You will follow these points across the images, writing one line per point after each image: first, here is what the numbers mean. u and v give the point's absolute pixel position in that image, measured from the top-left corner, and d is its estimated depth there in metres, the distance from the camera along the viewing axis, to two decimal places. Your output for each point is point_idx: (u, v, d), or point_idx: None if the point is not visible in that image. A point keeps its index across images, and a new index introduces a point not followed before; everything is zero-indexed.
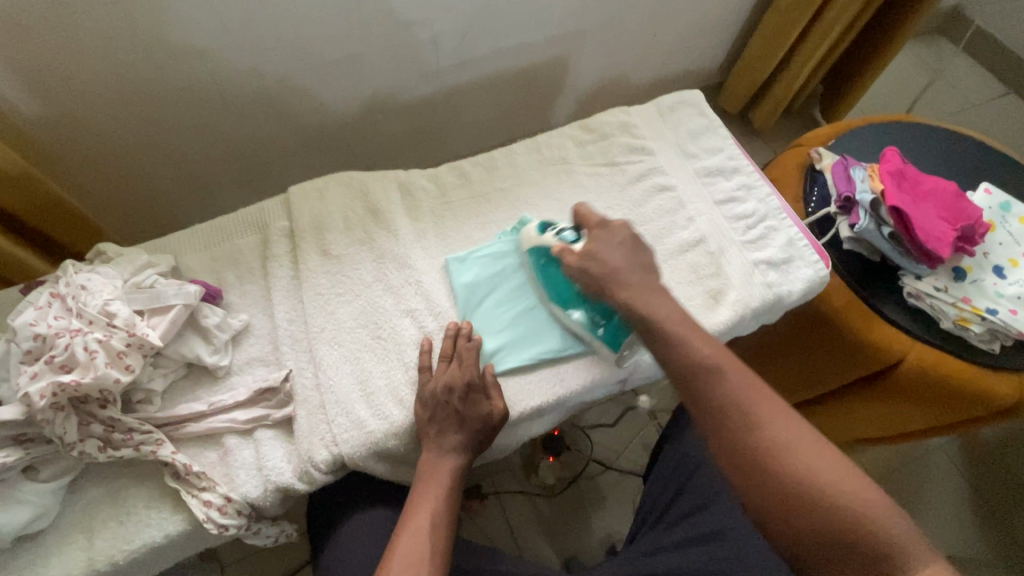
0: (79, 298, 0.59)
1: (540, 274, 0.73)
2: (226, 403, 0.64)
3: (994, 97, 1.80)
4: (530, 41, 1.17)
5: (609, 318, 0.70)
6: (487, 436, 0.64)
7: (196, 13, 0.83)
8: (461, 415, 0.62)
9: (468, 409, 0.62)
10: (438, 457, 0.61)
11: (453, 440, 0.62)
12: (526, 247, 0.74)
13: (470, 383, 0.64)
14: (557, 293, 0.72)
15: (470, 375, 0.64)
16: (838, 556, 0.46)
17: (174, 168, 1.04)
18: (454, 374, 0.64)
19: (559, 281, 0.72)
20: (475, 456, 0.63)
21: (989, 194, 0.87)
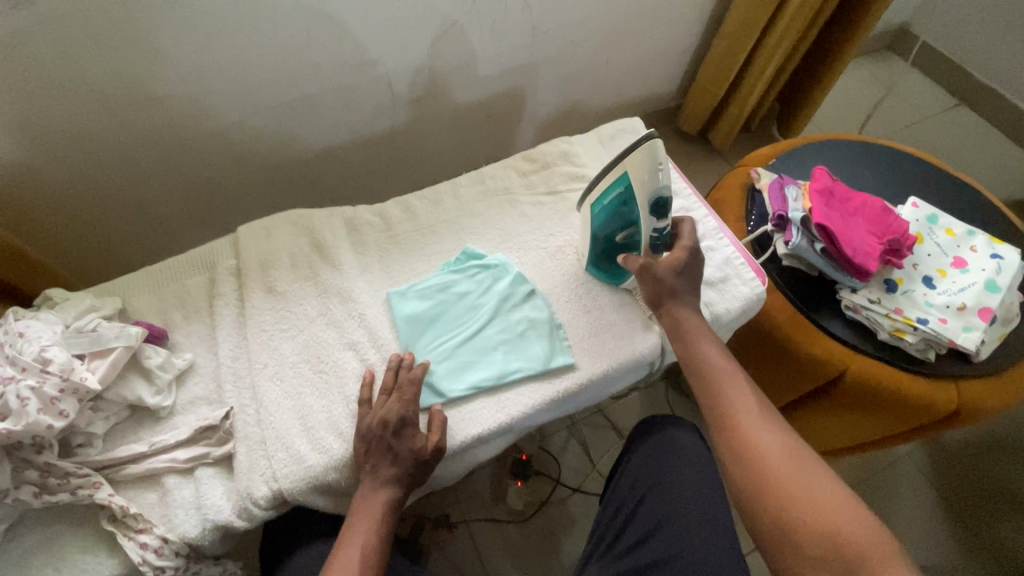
0: (16, 346, 0.60)
1: (615, 193, 0.69)
2: (168, 442, 0.65)
3: (945, 109, 1.86)
4: (482, 75, 1.22)
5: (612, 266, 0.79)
6: (422, 468, 0.64)
7: (146, 63, 0.86)
8: (393, 450, 0.63)
9: (400, 444, 0.63)
10: (372, 492, 0.62)
11: (386, 475, 0.63)
12: (631, 163, 0.66)
13: (404, 418, 0.64)
14: (603, 219, 0.73)
15: (403, 411, 0.65)
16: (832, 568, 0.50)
17: (134, 210, 1.06)
18: (389, 409, 0.65)
19: (614, 219, 0.72)
20: (410, 488, 0.64)
21: (916, 208, 0.91)
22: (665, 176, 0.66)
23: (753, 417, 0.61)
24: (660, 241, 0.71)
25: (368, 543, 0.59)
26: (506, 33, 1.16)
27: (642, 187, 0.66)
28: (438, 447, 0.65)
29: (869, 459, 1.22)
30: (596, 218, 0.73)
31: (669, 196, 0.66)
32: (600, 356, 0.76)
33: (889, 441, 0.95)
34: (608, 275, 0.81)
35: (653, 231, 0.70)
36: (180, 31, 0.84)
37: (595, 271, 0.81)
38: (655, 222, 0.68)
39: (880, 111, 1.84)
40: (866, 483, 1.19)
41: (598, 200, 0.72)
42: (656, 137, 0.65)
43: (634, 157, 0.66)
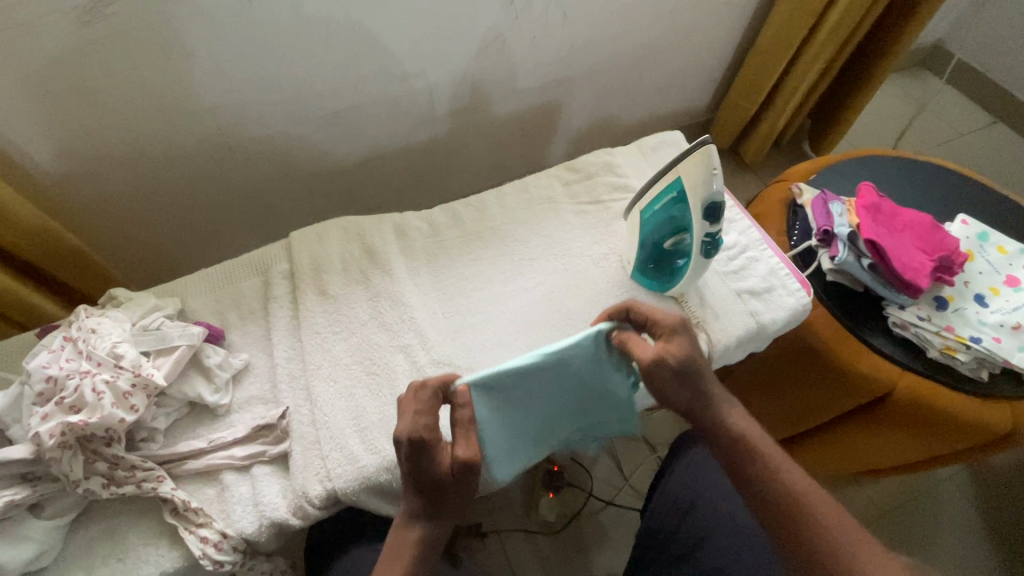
0: (89, 341, 0.63)
1: (666, 195, 0.71)
2: (225, 439, 0.67)
3: (980, 127, 1.84)
4: (521, 88, 1.25)
5: (654, 271, 0.79)
6: (454, 489, 0.57)
7: (209, 76, 0.90)
8: (414, 470, 0.56)
9: (417, 470, 0.56)
10: (405, 524, 0.58)
11: (415, 502, 0.58)
12: (686, 166, 0.67)
13: (413, 442, 0.54)
14: (652, 220, 0.74)
15: (410, 432, 0.54)
16: None
17: (184, 216, 1.09)
18: (413, 411, 0.56)
19: (661, 222, 0.73)
20: (443, 509, 0.58)
21: (966, 224, 0.90)
22: (718, 183, 0.66)
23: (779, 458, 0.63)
24: (712, 246, 0.71)
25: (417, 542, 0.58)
26: (546, 47, 1.18)
27: (695, 191, 0.67)
28: (467, 463, 0.56)
29: (910, 480, 1.19)
30: (648, 222, 0.75)
31: (721, 201, 0.66)
32: None
33: (936, 463, 0.93)
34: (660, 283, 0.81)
35: (705, 235, 0.69)
36: (241, 45, 0.88)
37: (642, 279, 0.82)
38: (705, 228, 0.69)
39: (914, 129, 1.82)
40: (906, 506, 1.16)
41: (648, 207, 0.74)
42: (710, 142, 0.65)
43: (688, 161, 0.67)
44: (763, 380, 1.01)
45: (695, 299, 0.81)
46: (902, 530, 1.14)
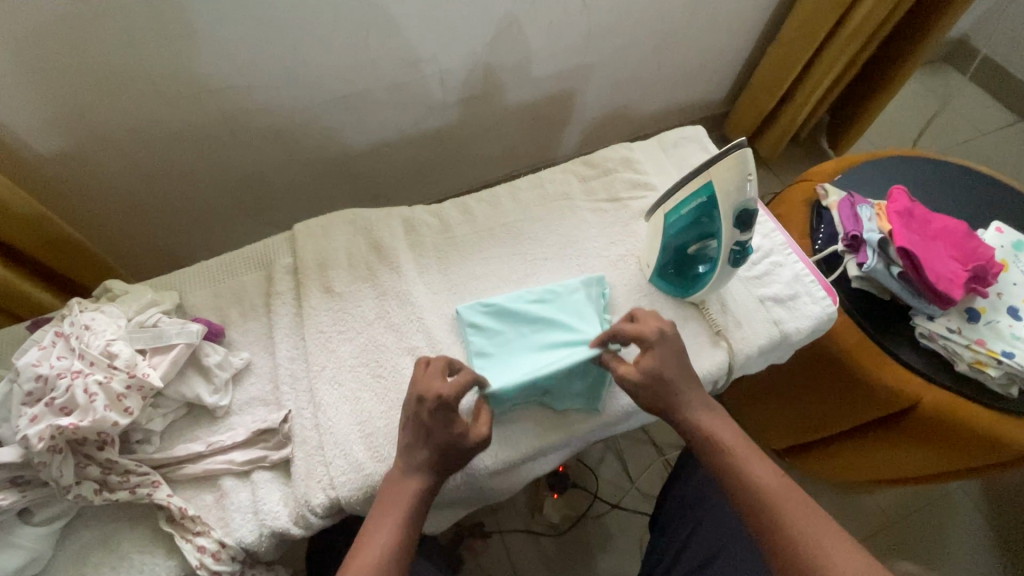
0: (82, 339, 0.60)
1: (689, 201, 0.67)
2: (225, 443, 0.64)
3: (1004, 126, 1.79)
4: (535, 76, 1.20)
5: (671, 272, 0.76)
6: (461, 454, 0.59)
7: (210, 57, 0.86)
8: (428, 428, 0.58)
9: (436, 425, 0.58)
10: (403, 477, 0.58)
11: (422, 457, 0.58)
12: (716, 173, 0.63)
13: (443, 399, 0.57)
14: (676, 225, 0.70)
15: (444, 390, 0.58)
16: None
17: (182, 203, 1.05)
18: (421, 384, 0.59)
19: (686, 227, 0.69)
20: (443, 476, 0.60)
21: (1001, 233, 0.86)
22: (753, 188, 0.63)
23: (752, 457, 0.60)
24: (741, 255, 0.68)
25: (394, 536, 0.54)
26: (562, 34, 1.13)
27: (727, 197, 0.63)
28: (483, 439, 0.59)
29: (923, 490, 1.16)
30: (675, 233, 0.71)
31: (754, 209, 0.64)
32: None
33: (953, 477, 0.90)
34: (672, 289, 0.78)
35: (736, 242, 0.67)
36: (244, 24, 0.83)
37: (656, 281, 0.79)
38: (737, 234, 0.65)
39: (935, 127, 1.77)
40: (918, 515, 1.13)
41: (675, 209, 0.70)
42: (746, 145, 0.61)
43: (721, 165, 0.63)
44: (778, 387, 0.99)
45: (716, 305, 0.78)
46: (913, 539, 1.11)
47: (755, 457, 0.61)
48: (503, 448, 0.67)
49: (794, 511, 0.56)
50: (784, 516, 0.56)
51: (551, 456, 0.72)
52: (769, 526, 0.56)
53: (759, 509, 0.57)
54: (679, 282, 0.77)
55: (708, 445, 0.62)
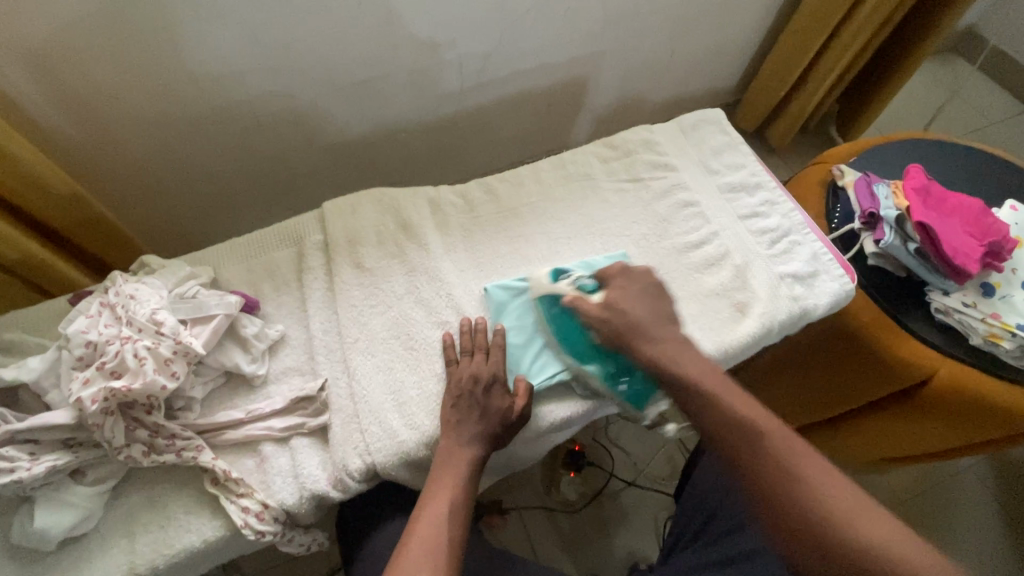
0: (128, 307, 0.62)
1: (552, 324, 0.72)
2: (264, 411, 0.66)
3: (1014, 115, 1.79)
4: (551, 63, 1.21)
5: (631, 374, 0.70)
6: (507, 431, 0.65)
7: (237, 41, 0.87)
8: (482, 406, 0.64)
9: (489, 401, 0.65)
10: (457, 447, 0.62)
11: (474, 430, 0.63)
12: (538, 296, 0.73)
13: (494, 376, 0.67)
14: (568, 346, 0.71)
15: (493, 369, 0.67)
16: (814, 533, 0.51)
17: (205, 185, 1.07)
18: (468, 367, 0.67)
19: (568, 332, 0.72)
20: (493, 449, 0.64)
21: (1015, 211, 0.88)
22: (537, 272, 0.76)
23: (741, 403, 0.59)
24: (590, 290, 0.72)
25: (456, 501, 0.58)
26: (581, 20, 1.15)
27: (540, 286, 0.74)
28: (522, 413, 0.66)
29: (933, 468, 1.18)
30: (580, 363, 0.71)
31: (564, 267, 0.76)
32: None
33: (962, 451, 0.92)
34: (645, 392, 0.71)
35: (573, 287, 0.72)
36: (273, 7, 0.85)
37: (626, 393, 0.70)
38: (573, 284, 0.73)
39: (944, 116, 1.79)
40: (929, 493, 1.15)
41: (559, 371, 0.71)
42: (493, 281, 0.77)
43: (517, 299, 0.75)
44: (792, 366, 1.01)
45: (734, 282, 0.80)
46: (925, 515, 1.13)
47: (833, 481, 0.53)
48: (534, 422, 0.69)
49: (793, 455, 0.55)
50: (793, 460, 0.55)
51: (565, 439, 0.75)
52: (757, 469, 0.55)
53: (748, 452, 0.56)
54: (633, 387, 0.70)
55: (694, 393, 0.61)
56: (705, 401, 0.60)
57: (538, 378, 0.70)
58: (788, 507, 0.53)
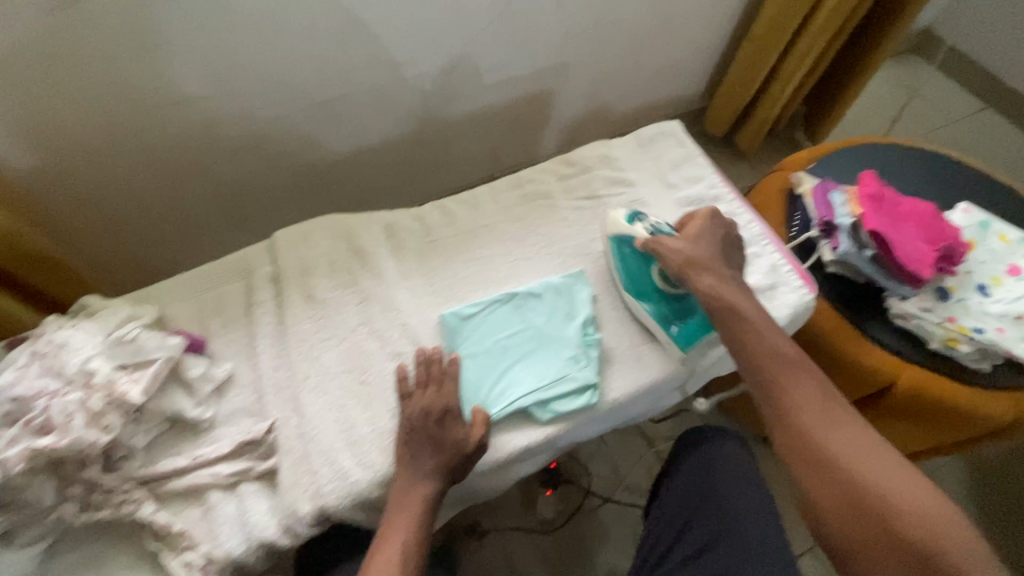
0: (59, 357, 0.59)
1: (619, 262, 0.78)
2: (209, 456, 0.63)
3: (974, 112, 1.83)
4: (512, 77, 1.20)
5: (687, 318, 0.74)
6: (464, 464, 0.62)
7: (181, 69, 0.85)
8: (435, 440, 0.62)
9: (443, 434, 0.62)
10: (411, 484, 0.60)
11: (428, 465, 0.61)
12: (610, 233, 0.79)
13: (446, 408, 0.64)
14: (636, 287, 0.76)
15: (446, 401, 0.65)
16: (851, 507, 0.53)
17: (158, 216, 1.03)
18: (420, 400, 0.65)
19: (639, 273, 0.77)
20: (450, 482, 0.62)
21: (967, 214, 0.88)
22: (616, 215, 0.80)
23: (797, 370, 0.61)
24: (662, 230, 0.75)
25: (409, 541, 0.57)
26: (540, 34, 1.14)
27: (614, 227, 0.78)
28: (479, 442, 0.63)
29: None
30: (540, 389, 0.69)
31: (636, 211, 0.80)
32: (645, 366, 0.74)
33: (935, 453, 0.92)
34: (700, 332, 0.73)
35: (647, 227, 0.75)
36: (220, 33, 0.83)
37: (678, 335, 0.73)
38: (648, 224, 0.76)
39: (907, 115, 1.81)
40: None
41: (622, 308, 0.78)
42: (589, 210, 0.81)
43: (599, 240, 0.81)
44: None
45: None
46: None
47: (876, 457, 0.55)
48: (491, 452, 0.67)
49: (838, 430, 0.57)
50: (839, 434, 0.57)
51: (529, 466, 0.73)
52: (802, 436, 0.57)
53: (797, 417, 0.58)
54: (689, 326, 0.73)
55: (752, 353, 0.63)
56: (758, 354, 0.63)
57: (497, 407, 0.68)
58: (828, 479, 0.55)
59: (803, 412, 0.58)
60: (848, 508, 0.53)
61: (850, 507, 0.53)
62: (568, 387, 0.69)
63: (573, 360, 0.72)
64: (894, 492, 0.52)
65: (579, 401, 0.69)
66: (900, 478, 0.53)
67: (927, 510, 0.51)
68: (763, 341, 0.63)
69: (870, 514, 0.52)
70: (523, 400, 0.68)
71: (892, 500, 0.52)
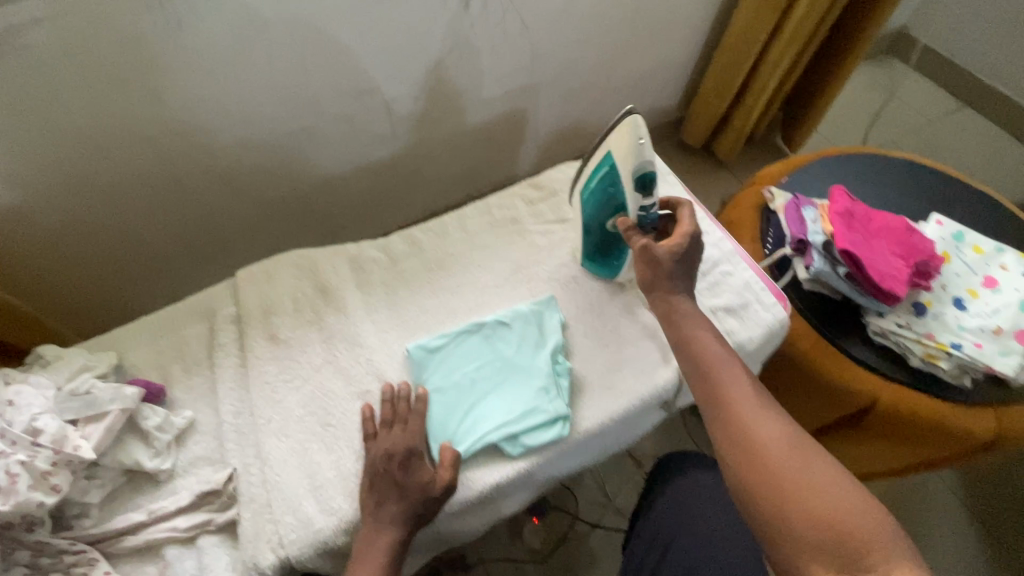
0: (5, 416, 0.57)
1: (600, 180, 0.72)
2: (166, 510, 0.61)
3: (950, 112, 1.83)
4: (483, 99, 1.20)
5: (607, 257, 0.80)
6: (431, 508, 0.60)
7: (141, 107, 0.84)
8: (400, 484, 0.60)
9: (408, 478, 0.60)
10: (376, 532, 0.58)
11: (393, 511, 0.59)
12: (614, 147, 0.69)
13: (411, 449, 0.62)
14: (593, 206, 0.75)
15: (411, 442, 0.63)
16: (785, 509, 0.49)
17: (126, 254, 1.01)
18: (385, 442, 0.63)
19: (604, 204, 0.74)
20: (417, 527, 0.60)
21: (941, 225, 0.88)
22: (646, 151, 0.68)
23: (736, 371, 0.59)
24: (649, 223, 0.70)
25: None
26: (508, 56, 1.14)
27: (625, 160, 0.68)
28: (448, 485, 0.61)
29: (901, 481, 1.16)
30: (510, 425, 0.67)
31: (653, 172, 0.68)
32: (618, 393, 0.73)
33: (921, 468, 0.91)
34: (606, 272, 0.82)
35: (641, 209, 0.70)
36: (179, 71, 0.82)
37: (589, 265, 0.82)
38: (641, 199, 0.69)
39: (884, 118, 1.82)
40: (900, 507, 1.13)
41: (586, 186, 0.75)
42: (636, 114, 0.68)
43: (618, 135, 0.69)
44: None
45: None
46: None
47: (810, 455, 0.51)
48: (460, 494, 0.65)
49: (776, 430, 0.53)
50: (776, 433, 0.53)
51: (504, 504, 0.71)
52: (738, 432, 0.54)
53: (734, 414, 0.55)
54: (608, 265, 0.81)
55: (692, 354, 0.61)
56: (698, 355, 0.61)
57: (465, 445, 0.66)
58: (763, 476, 0.51)
59: (739, 408, 0.55)
60: (784, 512, 0.48)
61: (783, 508, 0.49)
62: (538, 421, 0.68)
63: (544, 392, 0.70)
64: (829, 495, 0.48)
65: (549, 434, 0.68)
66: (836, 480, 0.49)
67: (863, 517, 0.47)
68: (701, 342, 0.62)
69: (802, 515, 0.48)
70: (491, 437, 0.66)
71: (827, 502, 0.48)
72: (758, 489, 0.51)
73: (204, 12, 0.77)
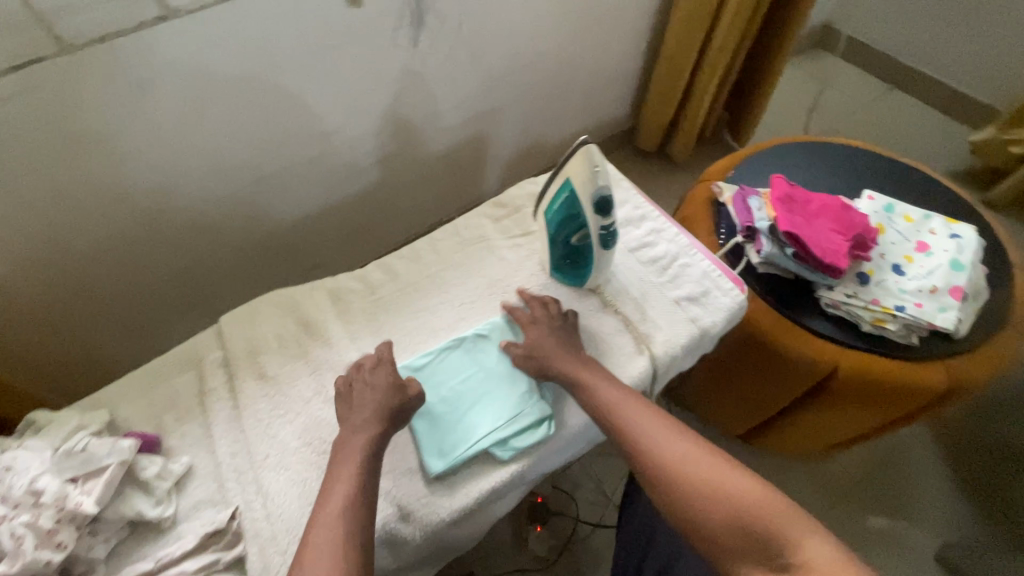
0: (5, 481, 0.58)
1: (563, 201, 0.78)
2: (173, 555, 0.62)
3: (880, 95, 1.96)
4: (442, 128, 1.25)
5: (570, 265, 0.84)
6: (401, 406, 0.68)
7: (110, 170, 0.86)
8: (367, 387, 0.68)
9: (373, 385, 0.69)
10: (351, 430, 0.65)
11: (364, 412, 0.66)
12: (573, 173, 0.75)
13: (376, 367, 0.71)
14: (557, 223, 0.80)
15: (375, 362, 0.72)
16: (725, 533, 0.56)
17: (105, 316, 1.02)
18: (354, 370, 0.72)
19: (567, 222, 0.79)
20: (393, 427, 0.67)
21: (873, 200, 0.96)
22: (602, 178, 0.74)
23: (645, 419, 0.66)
24: (610, 238, 0.78)
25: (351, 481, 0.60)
26: (461, 86, 1.20)
27: (584, 186, 0.74)
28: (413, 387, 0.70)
29: (878, 444, 1.22)
30: (497, 429, 0.71)
31: (609, 195, 0.74)
32: None
33: (890, 426, 0.97)
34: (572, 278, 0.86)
35: (601, 228, 0.77)
36: (146, 132, 0.85)
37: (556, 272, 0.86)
38: (600, 221, 0.76)
39: (821, 106, 1.93)
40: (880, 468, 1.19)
41: (550, 207, 0.81)
42: (589, 143, 0.74)
43: (575, 162, 0.75)
44: (719, 378, 1.04)
45: (635, 313, 0.83)
46: (880, 494, 1.16)
47: (735, 474, 0.60)
48: (457, 500, 0.68)
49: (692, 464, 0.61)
50: (693, 467, 0.61)
51: (503, 504, 0.74)
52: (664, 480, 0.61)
53: (656, 465, 0.62)
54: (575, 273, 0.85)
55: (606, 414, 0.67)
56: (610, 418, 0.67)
57: (458, 454, 0.69)
58: (698, 510, 0.58)
59: (658, 457, 0.62)
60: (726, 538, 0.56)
61: (724, 533, 0.56)
62: (522, 423, 0.71)
63: (524, 395, 0.73)
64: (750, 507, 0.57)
65: (537, 433, 0.71)
66: (747, 489, 0.58)
67: (775, 512, 0.56)
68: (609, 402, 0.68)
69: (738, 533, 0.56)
70: (481, 444, 0.69)
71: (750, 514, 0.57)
72: (702, 524, 0.58)
73: (166, 75, 0.81)
